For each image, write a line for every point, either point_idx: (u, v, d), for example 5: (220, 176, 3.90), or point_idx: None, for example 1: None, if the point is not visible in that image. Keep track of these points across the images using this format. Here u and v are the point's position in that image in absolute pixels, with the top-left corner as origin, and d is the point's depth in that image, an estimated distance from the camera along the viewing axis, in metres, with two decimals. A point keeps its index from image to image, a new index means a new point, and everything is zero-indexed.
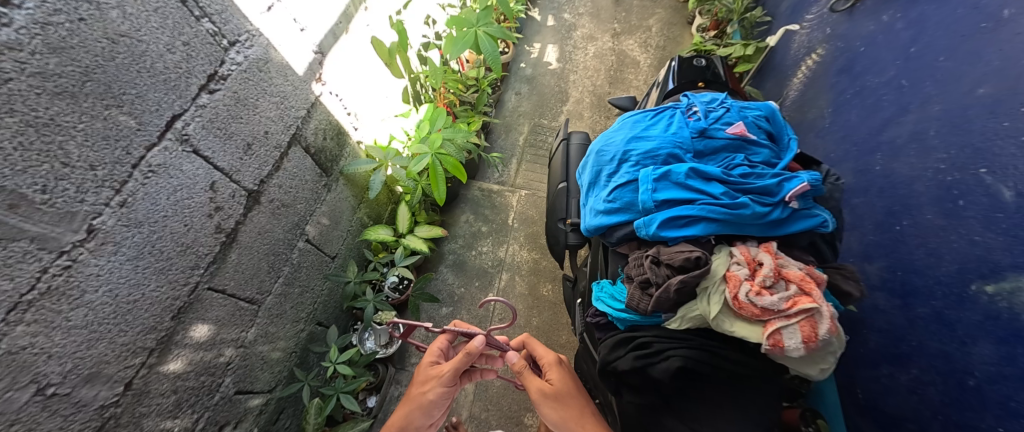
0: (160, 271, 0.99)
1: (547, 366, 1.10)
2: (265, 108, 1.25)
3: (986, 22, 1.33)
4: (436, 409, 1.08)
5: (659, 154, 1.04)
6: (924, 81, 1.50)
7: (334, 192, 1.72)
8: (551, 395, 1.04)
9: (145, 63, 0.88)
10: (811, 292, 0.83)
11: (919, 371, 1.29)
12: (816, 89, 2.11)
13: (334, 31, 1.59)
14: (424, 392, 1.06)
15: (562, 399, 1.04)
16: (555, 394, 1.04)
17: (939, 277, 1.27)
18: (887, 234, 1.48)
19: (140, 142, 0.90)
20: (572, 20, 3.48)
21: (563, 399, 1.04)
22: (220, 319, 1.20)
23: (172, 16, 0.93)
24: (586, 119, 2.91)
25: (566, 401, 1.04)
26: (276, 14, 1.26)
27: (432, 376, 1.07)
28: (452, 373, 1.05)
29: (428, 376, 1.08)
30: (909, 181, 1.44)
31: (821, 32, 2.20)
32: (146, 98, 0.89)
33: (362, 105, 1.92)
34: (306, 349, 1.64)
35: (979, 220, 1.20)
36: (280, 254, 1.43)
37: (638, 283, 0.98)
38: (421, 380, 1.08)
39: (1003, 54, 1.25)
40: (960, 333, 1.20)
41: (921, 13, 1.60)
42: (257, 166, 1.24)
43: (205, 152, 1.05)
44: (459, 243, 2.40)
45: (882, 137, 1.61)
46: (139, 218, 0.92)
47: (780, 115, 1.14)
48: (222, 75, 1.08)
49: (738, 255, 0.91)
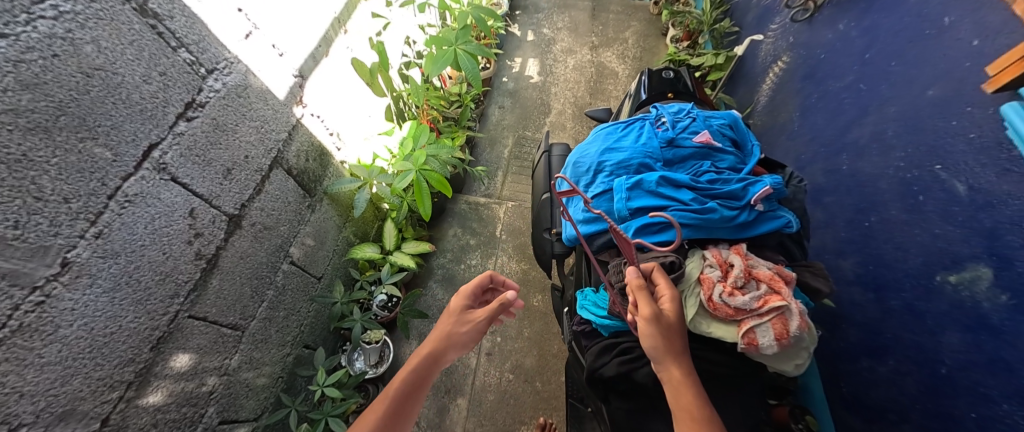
0: (138, 302, 0.97)
1: (662, 293, 0.90)
2: (245, 133, 1.26)
3: (930, 29, 1.43)
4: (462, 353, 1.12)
5: (631, 164, 1.08)
6: (880, 84, 1.59)
7: (319, 212, 1.72)
8: (658, 322, 0.84)
9: (121, 95, 0.89)
10: (780, 290, 0.86)
11: (895, 362, 1.33)
12: (784, 94, 2.20)
13: (315, 55, 1.61)
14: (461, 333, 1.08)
15: (667, 331, 0.84)
16: (663, 320, 0.85)
17: (907, 269, 1.33)
18: (858, 230, 1.54)
19: (116, 173, 0.90)
20: (551, 35, 3.57)
21: (668, 331, 0.84)
22: (202, 348, 1.18)
23: (148, 48, 0.94)
24: (569, 130, 2.97)
25: (671, 331, 0.84)
26: (256, 41, 1.27)
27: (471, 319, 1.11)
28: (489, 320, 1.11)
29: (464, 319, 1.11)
30: (874, 180, 1.52)
31: (785, 40, 2.31)
32: (122, 129, 0.90)
33: (344, 125, 1.94)
34: (293, 374, 1.62)
35: (937, 213, 1.27)
36: (264, 278, 1.42)
37: (618, 290, 1.01)
38: (459, 319, 1.10)
39: (947, 59, 1.34)
40: (929, 323, 1.25)
41: (873, 21, 1.70)
42: (238, 191, 1.24)
43: (183, 179, 1.05)
44: (447, 257, 2.41)
45: (847, 138, 1.69)
46: (116, 249, 0.91)
47: (742, 123, 1.20)
48: (200, 103, 1.08)
49: (711, 258, 0.94)
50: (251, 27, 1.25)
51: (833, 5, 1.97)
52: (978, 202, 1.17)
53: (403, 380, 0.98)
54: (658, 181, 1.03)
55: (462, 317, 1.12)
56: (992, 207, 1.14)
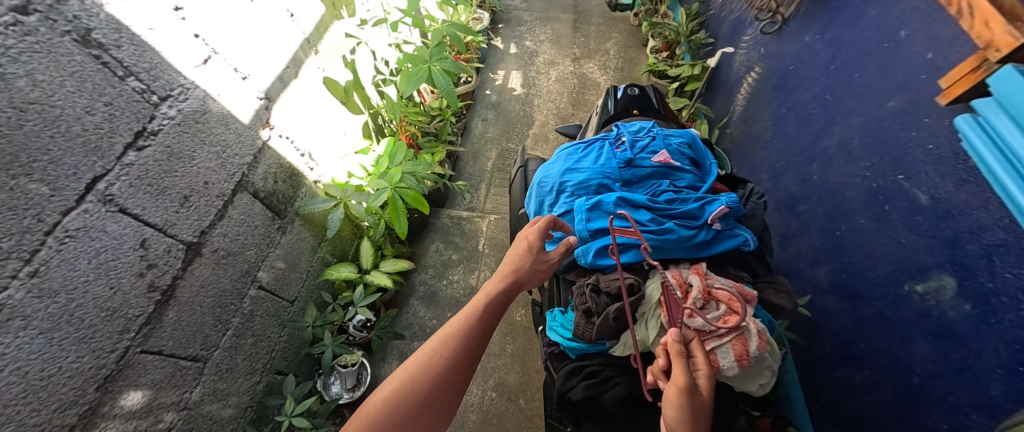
0: (81, 340, 0.93)
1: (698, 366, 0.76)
2: (204, 159, 1.22)
3: (888, 42, 1.46)
4: None
5: (591, 185, 1.08)
6: (845, 95, 1.62)
7: (290, 234, 1.69)
8: (693, 395, 0.70)
9: (59, 127, 0.86)
10: (739, 310, 0.85)
11: (871, 372, 1.33)
12: (757, 104, 2.23)
13: (283, 77, 1.59)
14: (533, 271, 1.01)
15: (700, 410, 0.69)
16: (694, 392, 0.71)
17: (878, 278, 1.34)
18: (830, 239, 1.55)
19: (54, 208, 0.87)
20: (533, 47, 3.60)
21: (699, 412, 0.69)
22: (158, 383, 1.14)
23: (91, 79, 0.91)
24: (551, 141, 2.98)
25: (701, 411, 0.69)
26: (217, 65, 1.25)
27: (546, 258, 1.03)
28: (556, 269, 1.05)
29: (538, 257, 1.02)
30: (843, 189, 1.53)
31: (756, 52, 2.35)
32: (60, 163, 0.87)
33: (318, 145, 1.91)
34: (263, 403, 1.58)
35: (902, 223, 1.28)
36: (229, 305, 1.38)
37: (582, 313, 0.99)
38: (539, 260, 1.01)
39: (904, 71, 1.37)
40: (900, 332, 1.25)
41: (836, 34, 1.74)
42: (197, 217, 1.21)
43: (134, 210, 1.02)
44: (430, 273, 2.37)
45: (816, 148, 1.71)
46: (54, 287, 0.88)
47: (700, 141, 1.21)
48: (151, 131, 1.05)
49: (670, 278, 0.93)
50: (210, 52, 1.22)
51: (799, 18, 2.02)
52: (939, 212, 1.18)
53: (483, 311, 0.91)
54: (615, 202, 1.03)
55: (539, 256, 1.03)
56: (951, 217, 1.14)
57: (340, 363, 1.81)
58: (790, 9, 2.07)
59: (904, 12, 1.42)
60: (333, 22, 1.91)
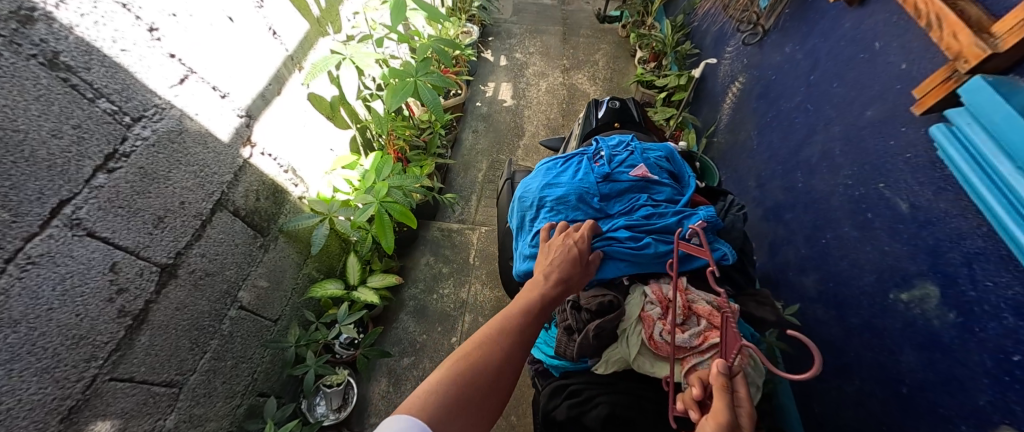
0: (44, 371, 0.90)
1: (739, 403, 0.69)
2: (180, 179, 1.20)
3: (864, 53, 1.48)
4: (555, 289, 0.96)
5: (569, 199, 1.07)
6: (825, 105, 1.63)
7: (273, 251, 1.66)
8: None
9: (23, 152, 0.83)
10: (720, 325, 0.85)
11: (861, 382, 1.32)
12: (742, 113, 2.25)
13: (264, 94, 1.58)
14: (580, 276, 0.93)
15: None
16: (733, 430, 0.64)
17: (864, 287, 1.34)
18: (816, 247, 1.56)
19: (16, 235, 0.84)
20: (523, 59, 3.63)
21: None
22: (128, 412, 1.10)
23: (58, 102, 0.89)
24: (542, 152, 2.98)
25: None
26: (194, 84, 1.24)
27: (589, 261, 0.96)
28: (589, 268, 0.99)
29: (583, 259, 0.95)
30: (827, 197, 1.54)
31: (740, 62, 2.38)
32: (23, 188, 0.84)
33: (303, 160, 1.90)
34: (243, 427, 1.54)
35: (885, 230, 1.28)
36: (207, 327, 1.34)
37: (562, 330, 0.97)
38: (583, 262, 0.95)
39: (880, 81, 1.39)
40: (888, 341, 1.24)
41: (815, 44, 1.77)
42: (171, 239, 1.18)
43: (103, 233, 0.99)
44: (419, 288, 2.34)
45: (800, 156, 1.72)
46: (15, 317, 0.84)
47: (678, 156, 1.22)
48: (123, 153, 1.02)
49: (651, 295, 0.92)
50: (186, 71, 1.21)
51: (779, 29, 2.05)
52: (920, 220, 1.18)
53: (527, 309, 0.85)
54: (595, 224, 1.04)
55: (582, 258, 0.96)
56: (931, 225, 1.15)
57: (325, 382, 1.78)
58: (770, 21, 2.11)
59: (878, 24, 1.45)
60: (317, 38, 1.92)
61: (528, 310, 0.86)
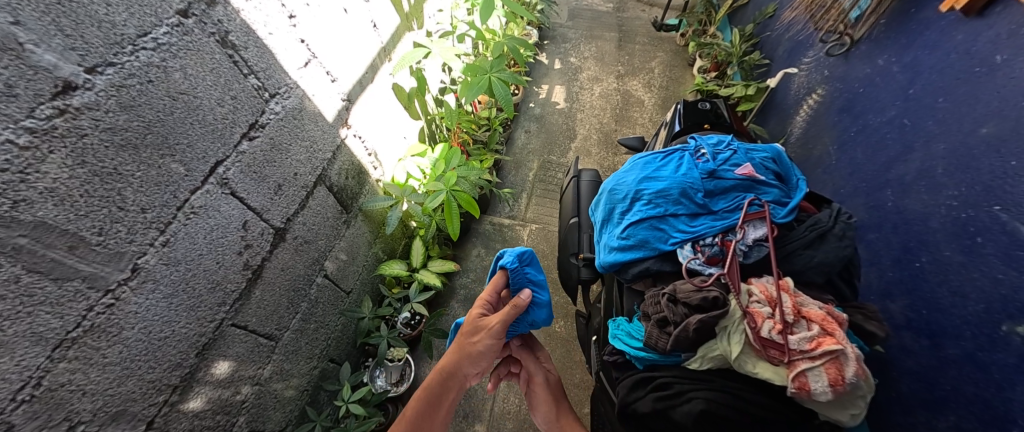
0: (191, 308, 1.04)
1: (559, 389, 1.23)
2: (297, 152, 1.33)
3: (979, 67, 1.32)
4: (482, 359, 1.11)
5: (671, 193, 1.14)
6: (925, 120, 1.45)
7: (353, 228, 1.72)
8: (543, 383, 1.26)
9: (198, 116, 0.98)
10: (833, 332, 0.87)
11: (958, 418, 1.09)
12: (819, 127, 2.04)
13: (362, 80, 1.66)
14: (474, 343, 1.09)
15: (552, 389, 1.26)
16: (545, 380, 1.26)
17: (966, 317, 1.12)
18: (905, 271, 1.32)
19: (186, 187, 0.98)
20: (577, 63, 3.61)
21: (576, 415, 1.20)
22: (240, 356, 1.22)
23: (224, 75, 1.04)
24: (594, 156, 2.95)
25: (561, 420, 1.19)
26: (311, 69, 1.34)
27: (482, 328, 1.10)
28: (501, 327, 1.08)
29: (478, 327, 1.11)
30: (922, 218, 1.33)
31: (819, 74, 2.17)
32: (195, 147, 0.98)
33: (383, 144, 1.94)
34: (318, 387, 1.62)
35: (998, 257, 1.09)
36: (300, 290, 1.43)
37: (656, 322, 1.02)
38: (474, 329, 1.10)
39: (1000, 97, 1.23)
40: (995, 377, 1.04)
41: (914, 57, 1.58)
42: (286, 205, 1.31)
43: (241, 194, 1.13)
44: (470, 277, 2.35)
45: (890, 174, 1.52)
46: (178, 257, 0.99)
47: (786, 157, 1.25)
48: (261, 124, 1.18)
49: (758, 293, 0.96)
50: (309, 56, 1.32)
51: (869, 40, 1.84)
52: None
53: (442, 368, 1.09)
54: (512, 259, 1.20)
55: (476, 325, 1.12)
56: None
57: (387, 357, 1.82)
58: (859, 32, 1.89)
59: (1000, 35, 1.29)
60: (405, 32, 1.95)
61: (448, 367, 1.08)
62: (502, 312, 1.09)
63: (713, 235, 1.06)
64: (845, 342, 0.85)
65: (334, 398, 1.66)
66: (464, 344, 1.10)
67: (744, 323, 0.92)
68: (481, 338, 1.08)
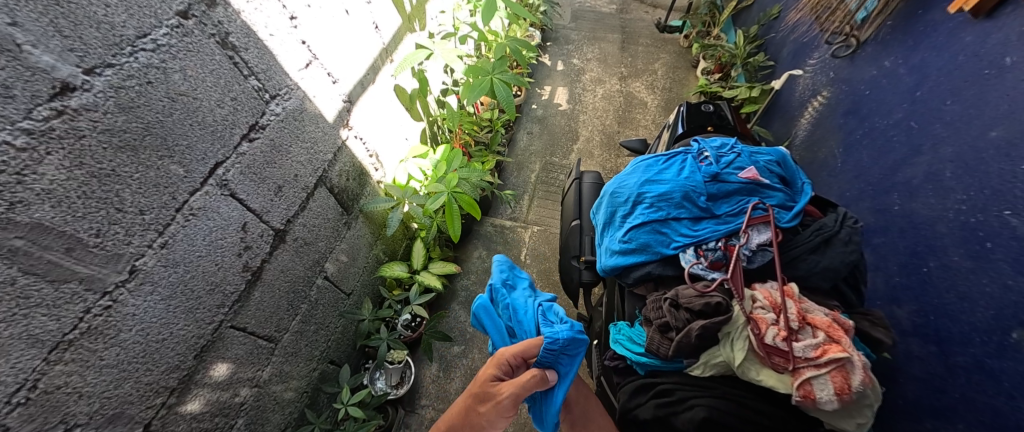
0: (189, 310, 1.03)
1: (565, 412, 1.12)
2: (297, 154, 1.33)
3: (988, 69, 1.30)
4: None
5: (673, 197, 1.14)
6: (932, 123, 1.44)
7: (354, 229, 1.71)
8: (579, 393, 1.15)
9: (197, 117, 0.98)
10: (839, 340, 0.86)
11: (967, 427, 1.08)
12: (825, 129, 2.02)
13: (363, 81, 1.65)
14: (479, 414, 0.96)
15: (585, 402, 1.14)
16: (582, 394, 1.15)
17: (975, 323, 1.11)
18: (913, 276, 1.30)
19: (185, 188, 0.98)
20: (580, 65, 3.61)
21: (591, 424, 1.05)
22: (239, 358, 1.22)
23: (224, 76, 1.04)
24: (596, 158, 2.94)
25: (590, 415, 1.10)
26: (312, 70, 1.34)
27: (491, 397, 0.97)
28: (510, 401, 0.95)
29: (487, 394, 0.98)
30: (930, 222, 1.31)
31: (824, 76, 2.16)
32: (194, 149, 0.98)
33: (384, 146, 1.93)
34: (317, 389, 1.61)
35: (1009, 262, 1.08)
36: (300, 291, 1.43)
37: (658, 327, 1.01)
38: (483, 394, 0.98)
39: (1011, 100, 1.22)
40: (1005, 385, 1.02)
41: (922, 59, 1.57)
42: (286, 207, 1.30)
43: (241, 195, 1.13)
44: (471, 279, 2.33)
45: (897, 178, 1.50)
46: (177, 258, 0.98)
47: (790, 161, 1.24)
48: (261, 125, 1.17)
49: (762, 299, 0.94)
50: (310, 57, 1.32)
51: (876, 42, 1.82)
52: None
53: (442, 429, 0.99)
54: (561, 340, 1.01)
55: (486, 389, 1.00)
56: None
57: (387, 359, 1.81)
58: (865, 33, 1.87)
59: (1011, 37, 1.27)
60: (407, 33, 1.94)
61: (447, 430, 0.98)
62: (516, 382, 0.97)
63: (715, 239, 1.05)
64: (852, 350, 0.84)
65: (333, 401, 1.65)
66: (468, 407, 0.98)
67: (748, 330, 0.91)
68: (487, 407, 0.96)
